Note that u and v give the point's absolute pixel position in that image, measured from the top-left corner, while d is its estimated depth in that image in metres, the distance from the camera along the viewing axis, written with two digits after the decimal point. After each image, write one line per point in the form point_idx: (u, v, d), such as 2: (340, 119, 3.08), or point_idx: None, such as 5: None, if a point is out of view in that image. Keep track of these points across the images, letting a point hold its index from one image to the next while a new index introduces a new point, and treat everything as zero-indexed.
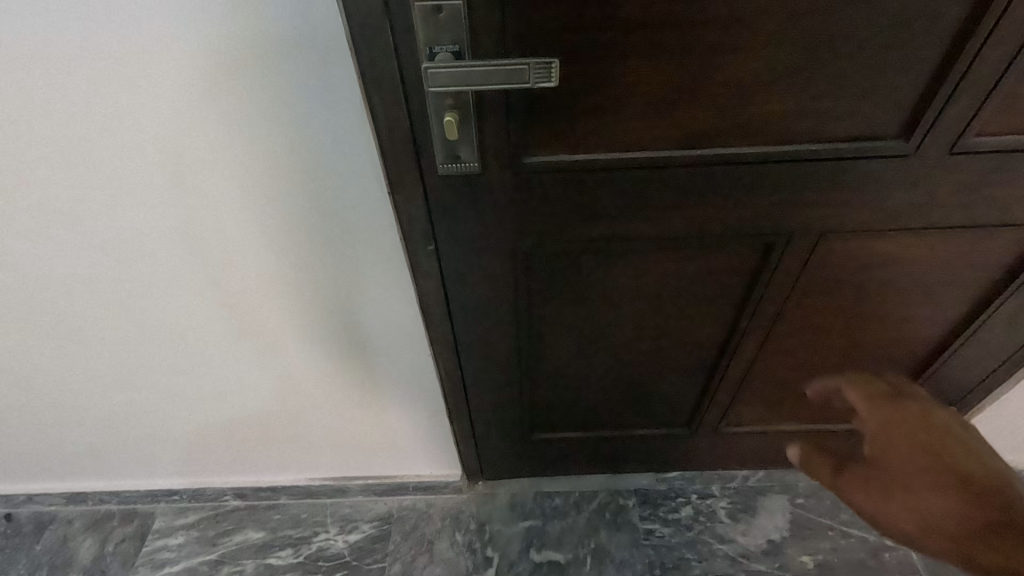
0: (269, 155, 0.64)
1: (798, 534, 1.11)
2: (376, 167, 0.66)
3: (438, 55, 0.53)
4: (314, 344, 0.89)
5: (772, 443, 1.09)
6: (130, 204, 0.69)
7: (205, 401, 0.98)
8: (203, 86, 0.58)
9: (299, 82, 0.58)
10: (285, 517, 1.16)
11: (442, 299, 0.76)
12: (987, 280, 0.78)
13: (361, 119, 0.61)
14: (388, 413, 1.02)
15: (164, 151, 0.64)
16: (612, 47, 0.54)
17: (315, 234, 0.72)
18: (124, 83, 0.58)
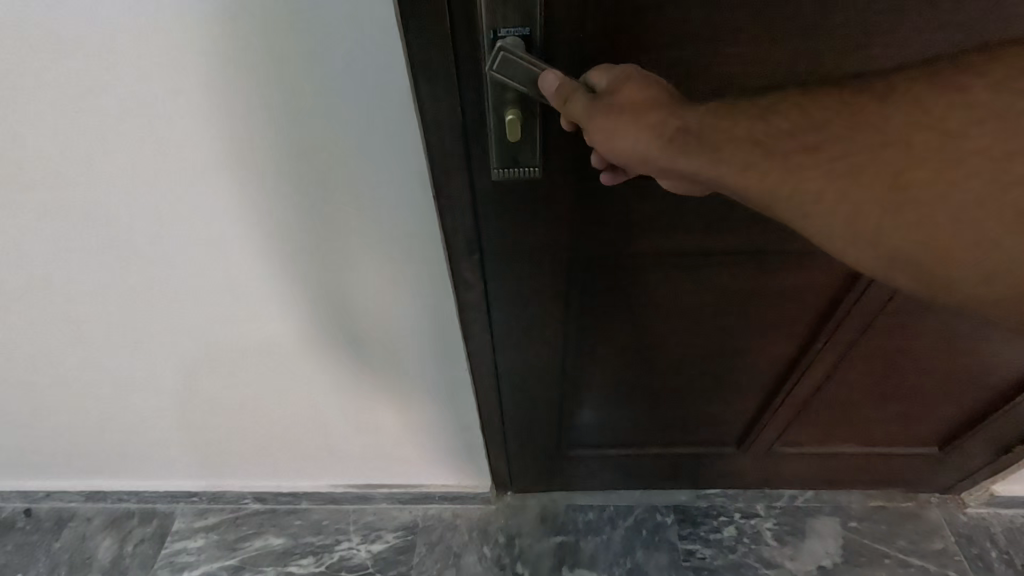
0: (298, 153, 0.57)
1: (851, 560, 1.03)
2: (420, 168, 0.59)
3: (504, 40, 0.44)
4: (341, 350, 0.83)
5: (828, 465, 1.01)
6: (145, 204, 0.63)
7: (226, 403, 0.93)
8: (225, 76, 0.51)
9: (336, 68, 0.50)
10: (306, 524, 1.11)
11: (484, 314, 0.70)
12: None
13: (405, 114, 0.54)
14: (417, 422, 0.96)
15: (183, 143, 0.57)
16: (703, 34, 0.46)
17: (348, 236, 0.65)
18: (134, 66, 0.51)
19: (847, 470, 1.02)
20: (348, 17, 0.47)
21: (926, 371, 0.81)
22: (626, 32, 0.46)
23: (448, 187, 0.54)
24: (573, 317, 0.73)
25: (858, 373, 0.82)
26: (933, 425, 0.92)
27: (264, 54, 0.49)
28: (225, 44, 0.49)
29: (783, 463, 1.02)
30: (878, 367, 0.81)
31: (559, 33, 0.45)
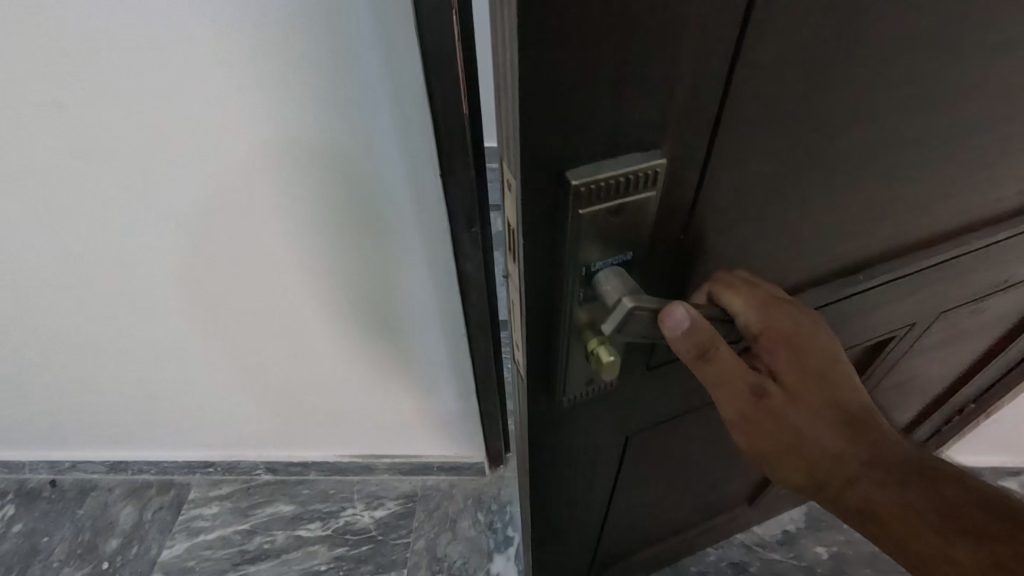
0: (323, 148, 0.66)
1: (813, 526, 1.12)
2: (431, 160, 0.67)
3: (599, 272, 0.39)
4: (355, 325, 0.92)
5: None
6: (184, 192, 0.71)
7: (245, 376, 1.02)
8: (261, 81, 0.59)
9: (360, 76, 0.58)
10: (314, 493, 1.21)
11: (542, 482, 0.61)
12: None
13: (419, 114, 0.62)
14: (420, 392, 1.05)
15: (224, 139, 0.65)
16: (787, 180, 0.42)
17: (366, 217, 0.74)
18: (180, 72, 0.58)
19: None
20: (371, 33, 0.55)
21: (897, 392, 0.87)
22: (718, 218, 0.42)
23: (452, 172, 0.64)
24: (629, 449, 0.67)
25: None
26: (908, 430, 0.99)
27: (296, 59, 0.57)
28: (264, 53, 0.57)
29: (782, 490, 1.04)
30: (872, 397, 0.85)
31: (653, 246, 0.41)
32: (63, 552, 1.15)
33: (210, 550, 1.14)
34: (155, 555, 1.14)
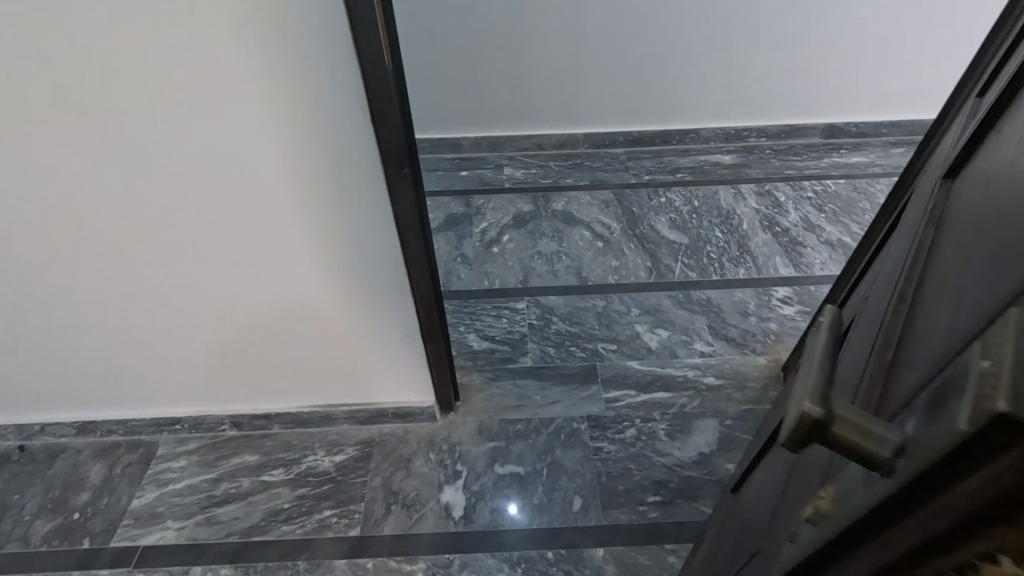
0: (267, 100, 0.76)
1: (725, 448, 1.29)
2: (363, 112, 0.77)
3: None
4: (309, 275, 1.01)
5: None
6: (145, 142, 0.80)
7: (205, 330, 1.10)
8: (212, 35, 0.70)
9: (296, 32, 0.69)
10: (277, 443, 1.30)
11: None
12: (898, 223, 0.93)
13: (350, 68, 0.73)
14: (372, 343, 1.15)
15: (181, 88, 0.75)
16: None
17: (311, 166, 0.83)
18: (144, 27, 0.69)
19: None
20: None
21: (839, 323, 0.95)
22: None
23: (380, 111, 0.76)
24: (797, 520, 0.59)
25: None
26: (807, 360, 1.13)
27: (238, 11, 0.68)
28: (214, 7, 0.68)
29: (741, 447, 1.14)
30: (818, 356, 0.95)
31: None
32: (35, 507, 1.21)
33: (178, 497, 1.22)
34: (125, 505, 1.21)
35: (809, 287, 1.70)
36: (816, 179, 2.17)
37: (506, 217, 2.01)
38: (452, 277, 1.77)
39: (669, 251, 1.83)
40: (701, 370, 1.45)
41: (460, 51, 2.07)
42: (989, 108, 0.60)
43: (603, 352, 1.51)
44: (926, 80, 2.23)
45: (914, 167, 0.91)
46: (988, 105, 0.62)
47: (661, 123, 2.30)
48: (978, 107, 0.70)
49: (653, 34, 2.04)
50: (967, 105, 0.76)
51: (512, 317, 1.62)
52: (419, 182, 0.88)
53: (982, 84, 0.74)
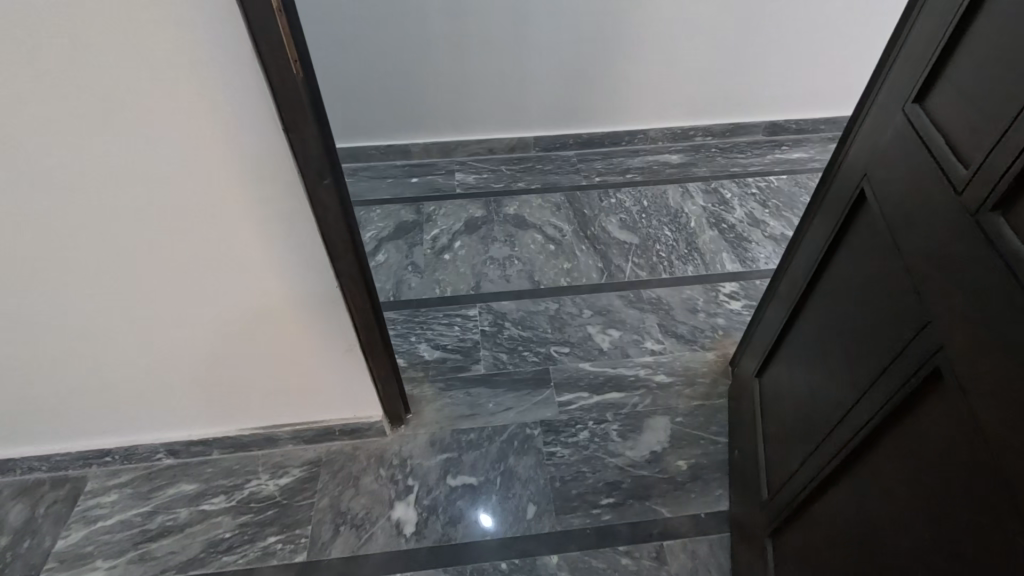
0: (168, 118, 0.72)
1: (676, 444, 1.30)
2: (273, 125, 0.74)
3: None
4: (236, 289, 0.95)
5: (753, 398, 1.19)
6: (38, 165, 0.75)
7: (130, 356, 1.04)
8: (98, 51, 0.65)
9: (191, 47, 0.66)
10: (217, 470, 1.24)
11: None
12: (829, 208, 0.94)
13: (254, 83, 0.70)
14: (311, 359, 1.10)
15: (72, 109, 0.70)
16: None
17: (226, 175, 0.78)
18: (20, 46, 0.64)
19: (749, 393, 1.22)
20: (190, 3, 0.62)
21: (814, 314, 0.94)
22: None
23: (292, 121, 0.74)
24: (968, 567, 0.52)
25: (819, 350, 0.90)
26: (772, 358, 1.12)
27: (120, 11, 0.62)
28: (98, 24, 0.63)
29: (757, 468, 1.08)
30: (814, 369, 0.90)
31: None
32: None
33: (108, 534, 1.15)
34: (49, 546, 1.13)
35: (754, 281, 1.74)
36: (760, 175, 2.23)
37: (458, 223, 1.98)
38: (403, 286, 1.73)
39: (620, 251, 1.85)
40: (652, 369, 1.46)
41: (404, 57, 2.03)
42: (991, 93, 0.57)
43: (555, 356, 1.50)
44: (858, 78, 2.33)
45: (837, 161, 0.91)
46: (975, 112, 0.59)
47: (610, 124, 2.34)
48: (928, 105, 0.68)
49: (597, 37, 2.06)
50: (893, 100, 0.75)
51: (464, 324, 1.59)
52: (340, 184, 0.84)
53: (900, 82, 0.74)
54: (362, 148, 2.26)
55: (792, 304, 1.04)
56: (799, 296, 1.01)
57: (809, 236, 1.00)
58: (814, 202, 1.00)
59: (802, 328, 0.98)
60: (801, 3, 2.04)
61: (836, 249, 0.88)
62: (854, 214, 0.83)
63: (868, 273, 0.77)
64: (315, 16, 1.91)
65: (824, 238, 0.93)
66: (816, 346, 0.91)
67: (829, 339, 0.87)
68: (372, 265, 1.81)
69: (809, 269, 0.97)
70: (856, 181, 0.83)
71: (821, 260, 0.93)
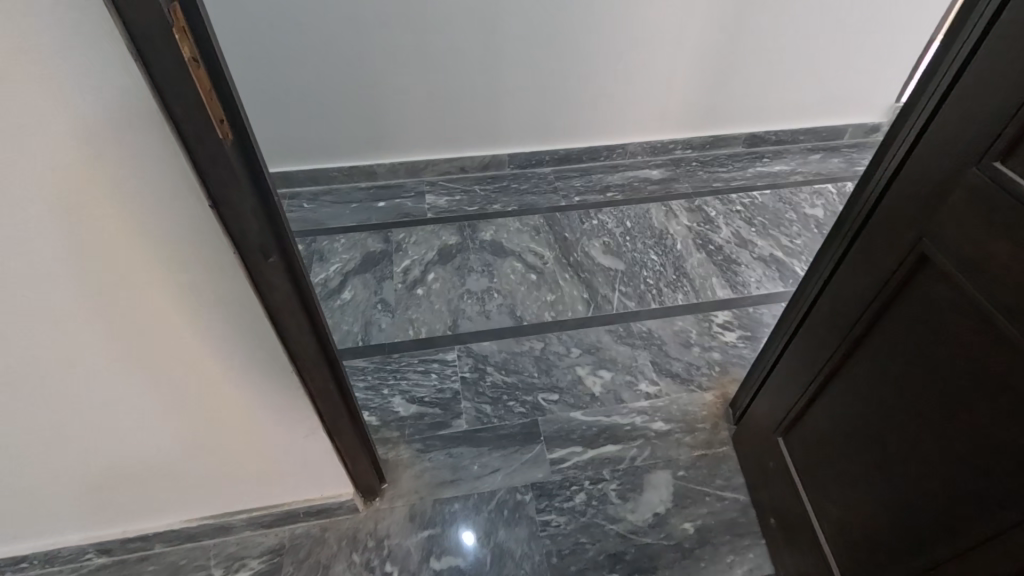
0: (56, 198, 0.54)
1: (680, 504, 1.19)
2: (197, 199, 0.58)
3: None
4: (173, 376, 0.79)
5: (776, 445, 1.10)
6: None
7: (36, 457, 0.86)
8: None
9: (67, 113, 0.49)
10: (161, 567, 1.07)
11: None
12: (858, 253, 0.84)
13: (167, 151, 0.53)
14: (264, 442, 0.94)
15: None
16: None
17: (146, 259, 0.62)
18: None
19: (767, 438, 1.14)
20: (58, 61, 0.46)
21: (871, 374, 0.85)
22: None
23: (223, 193, 0.57)
24: None
25: (895, 419, 0.80)
26: (803, 409, 1.02)
27: None
28: None
29: (814, 529, 0.99)
30: (895, 439, 0.81)
31: None
32: None
33: None
34: None
35: (746, 308, 1.65)
36: (743, 191, 2.15)
37: (430, 252, 1.83)
38: (372, 329, 1.57)
39: (605, 279, 1.74)
40: (648, 415, 1.35)
41: (364, 70, 1.86)
42: None
43: (543, 405, 1.37)
44: (835, 87, 2.27)
45: (868, 203, 0.81)
46: None
47: (586, 139, 2.23)
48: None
49: (574, 50, 1.95)
50: (963, 150, 0.65)
51: (442, 372, 1.44)
52: (292, 251, 0.68)
53: (963, 127, 0.65)
54: (323, 170, 2.08)
55: (826, 356, 0.94)
56: (836, 349, 0.91)
57: (835, 284, 0.91)
58: (832, 244, 0.91)
59: (854, 386, 0.88)
60: (783, 14, 1.97)
61: (898, 308, 0.78)
62: (923, 275, 0.73)
63: (978, 346, 0.67)
64: (263, 27, 1.73)
65: (867, 292, 0.83)
66: (893, 415, 0.81)
67: (912, 412, 0.77)
68: (337, 304, 1.64)
69: (850, 323, 0.87)
70: (916, 236, 0.73)
71: (868, 316, 0.83)
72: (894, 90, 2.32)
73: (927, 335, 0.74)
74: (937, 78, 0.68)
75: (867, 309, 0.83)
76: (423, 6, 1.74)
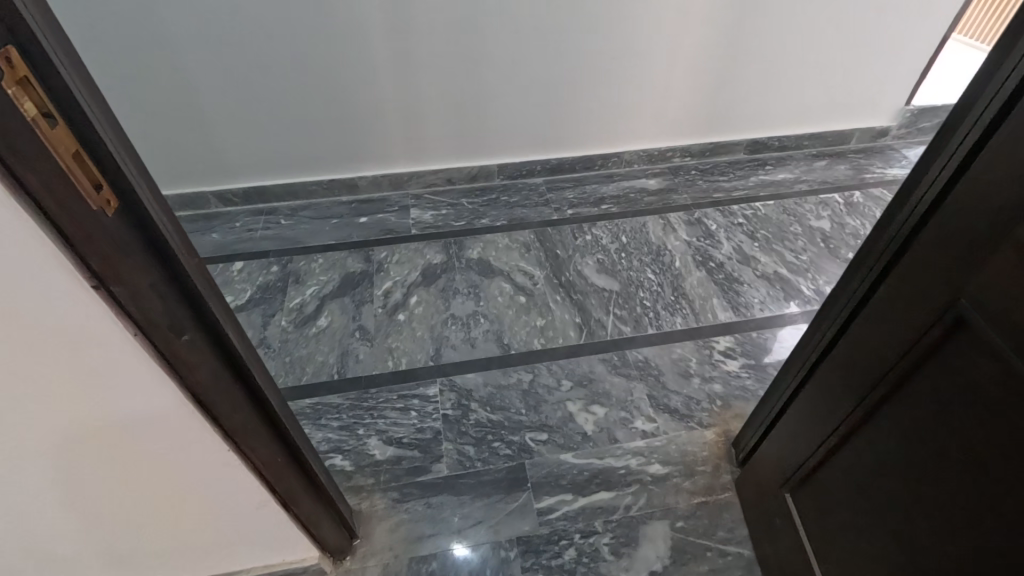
0: None
1: (678, 560, 1.09)
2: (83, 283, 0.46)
3: None
4: (87, 476, 0.65)
5: (782, 499, 1.01)
6: None
7: None
8: None
9: None
10: None
11: None
12: (880, 302, 0.74)
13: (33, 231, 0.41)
14: (212, 518, 0.82)
15: None
16: None
17: (23, 358, 0.49)
18: None
19: (771, 489, 1.04)
20: None
21: (892, 440, 0.75)
22: None
23: (115, 270, 0.46)
24: None
25: (920, 495, 0.71)
26: (812, 465, 0.92)
27: None
28: None
29: None
30: (921, 520, 0.71)
31: None
32: None
33: None
34: None
35: (750, 333, 1.55)
36: (746, 202, 2.04)
37: (413, 272, 1.72)
38: (349, 360, 1.46)
39: (599, 302, 1.63)
40: (645, 457, 1.25)
41: (342, 78, 1.75)
42: None
43: (531, 446, 1.27)
44: (841, 90, 2.16)
45: (895, 245, 0.72)
46: None
47: (579, 148, 2.12)
48: None
49: (566, 55, 1.84)
50: (1008, 198, 0.55)
51: (422, 410, 1.34)
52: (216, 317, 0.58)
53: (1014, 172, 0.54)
54: (302, 184, 1.98)
55: (840, 411, 0.84)
56: (853, 404, 0.81)
57: (852, 333, 0.80)
58: (851, 283, 0.81)
59: (872, 449, 0.78)
60: (787, 14, 1.85)
61: (926, 371, 0.68)
62: (958, 337, 0.63)
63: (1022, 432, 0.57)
64: (233, 34, 1.61)
65: (890, 348, 0.73)
66: (915, 490, 0.72)
67: (943, 492, 0.67)
68: (312, 332, 1.54)
69: (869, 380, 0.77)
70: (953, 295, 0.63)
71: (892, 375, 0.73)
72: (903, 93, 2.21)
73: (961, 407, 0.64)
74: (982, 108, 0.58)
75: (891, 367, 0.73)
76: (403, 11, 1.62)
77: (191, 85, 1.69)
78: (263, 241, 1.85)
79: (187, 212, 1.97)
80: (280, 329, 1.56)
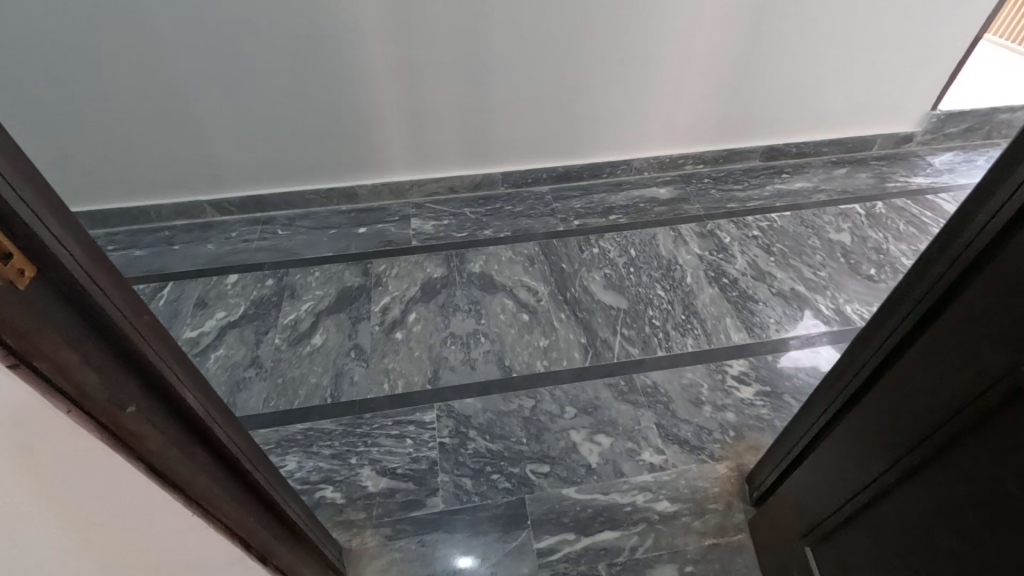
0: None
1: None
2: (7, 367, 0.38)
3: None
4: None
5: (801, 550, 0.93)
6: None
7: None
8: None
9: None
10: None
11: None
12: (920, 355, 0.67)
13: None
14: None
15: None
16: None
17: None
18: None
19: (790, 537, 0.97)
20: None
21: (931, 510, 0.67)
22: None
23: (35, 343, 0.39)
24: None
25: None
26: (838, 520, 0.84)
27: None
28: None
29: None
30: None
31: None
32: None
33: None
34: None
35: (765, 356, 1.46)
36: (761, 212, 1.95)
37: (412, 287, 1.66)
38: (343, 382, 1.40)
39: (606, 320, 1.56)
40: (652, 493, 1.18)
41: (342, 84, 1.68)
42: None
43: (531, 479, 1.20)
44: (863, 94, 2.05)
45: (939, 293, 0.64)
46: None
47: (587, 155, 2.03)
48: None
49: (575, 61, 1.76)
50: None
51: (418, 438, 1.27)
52: (161, 368, 0.51)
53: None
54: (300, 192, 1.92)
55: (870, 467, 0.76)
56: (885, 462, 0.73)
57: (886, 384, 0.72)
58: (885, 327, 0.73)
59: (904, 515, 0.71)
60: (807, 18, 1.77)
61: (975, 441, 0.60)
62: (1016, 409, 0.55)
63: None
64: (228, 40, 1.55)
65: (933, 408, 0.65)
66: (956, 570, 0.64)
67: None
68: (306, 351, 1.48)
69: (906, 440, 0.69)
70: (1011, 360, 0.55)
71: (935, 439, 0.65)
72: (928, 99, 2.10)
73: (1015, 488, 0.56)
74: None
75: (935, 428, 0.65)
76: (404, 14, 1.55)
77: (185, 92, 1.64)
78: (259, 252, 1.79)
79: (183, 221, 1.92)
80: (273, 348, 1.50)
